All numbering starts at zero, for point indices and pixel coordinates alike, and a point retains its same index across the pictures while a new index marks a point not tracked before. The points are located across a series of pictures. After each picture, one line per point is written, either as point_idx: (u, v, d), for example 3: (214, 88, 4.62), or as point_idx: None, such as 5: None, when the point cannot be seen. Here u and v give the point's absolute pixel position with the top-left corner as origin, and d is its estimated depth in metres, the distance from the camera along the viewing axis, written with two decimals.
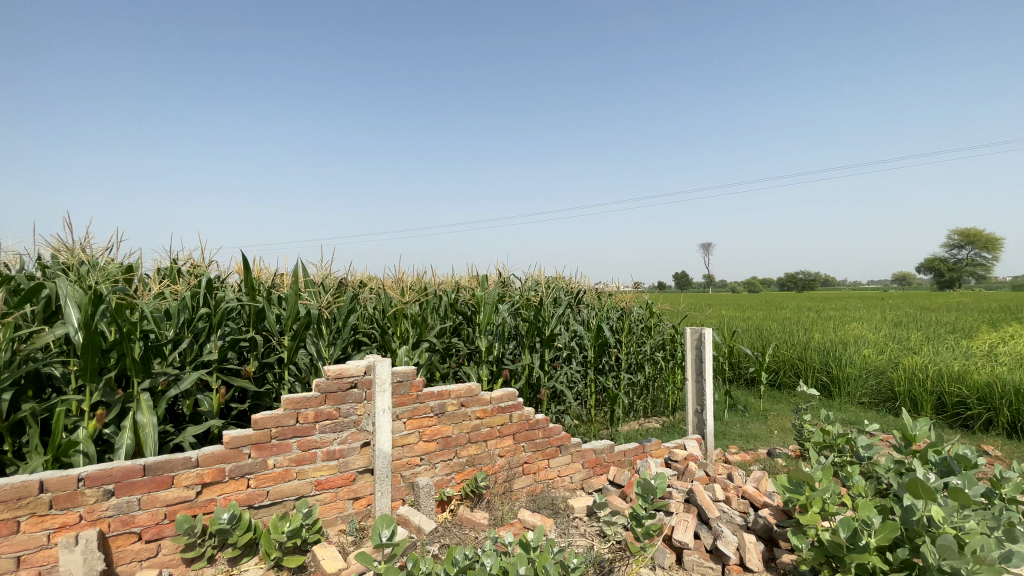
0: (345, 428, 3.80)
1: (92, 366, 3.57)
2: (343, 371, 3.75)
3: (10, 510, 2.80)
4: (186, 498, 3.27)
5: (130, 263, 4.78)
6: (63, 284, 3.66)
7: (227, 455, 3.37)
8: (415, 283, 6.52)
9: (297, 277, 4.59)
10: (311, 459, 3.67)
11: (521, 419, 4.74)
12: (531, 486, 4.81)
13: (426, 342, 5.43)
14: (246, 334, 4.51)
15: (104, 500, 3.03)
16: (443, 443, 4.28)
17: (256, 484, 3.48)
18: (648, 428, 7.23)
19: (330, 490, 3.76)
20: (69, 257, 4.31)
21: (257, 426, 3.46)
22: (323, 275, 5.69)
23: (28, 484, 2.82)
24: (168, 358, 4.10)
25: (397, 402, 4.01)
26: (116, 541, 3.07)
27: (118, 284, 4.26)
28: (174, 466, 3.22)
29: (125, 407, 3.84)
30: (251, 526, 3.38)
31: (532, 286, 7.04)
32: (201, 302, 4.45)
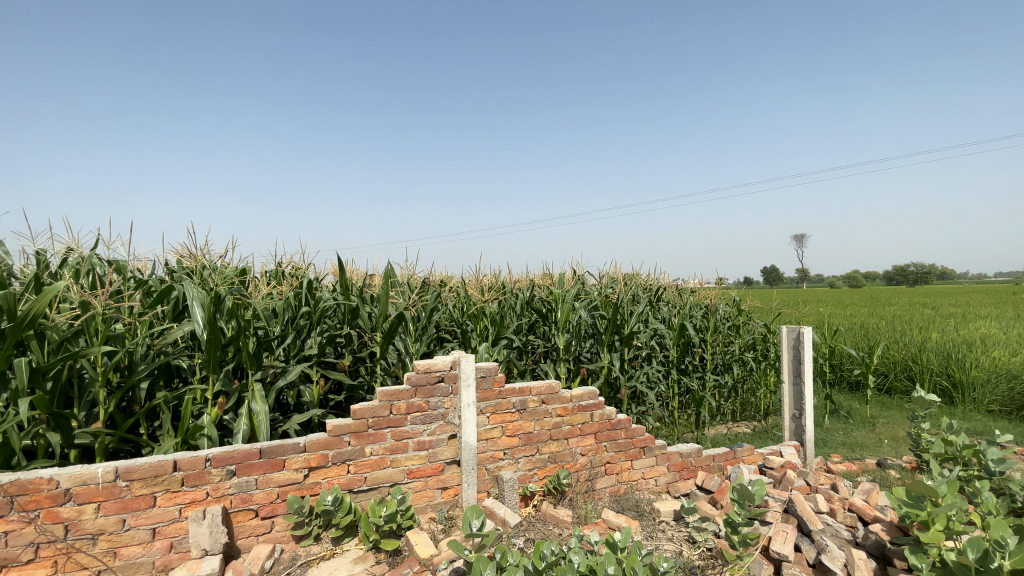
0: (434, 420, 3.94)
1: (214, 359, 3.99)
2: (431, 366, 3.89)
3: (149, 485, 3.20)
4: (295, 480, 3.55)
5: (242, 266, 5.28)
6: (189, 286, 4.10)
7: (330, 442, 3.63)
8: (493, 282, 6.65)
9: (386, 278, 4.85)
10: (404, 448, 3.85)
11: (603, 419, 4.66)
12: (614, 487, 4.72)
13: (505, 339, 5.51)
14: (341, 331, 4.84)
15: (226, 480, 3.37)
16: (525, 439, 4.31)
17: (355, 470, 3.72)
18: (737, 432, 6.84)
19: (421, 479, 3.92)
20: (193, 262, 4.84)
21: (355, 415, 3.70)
22: (407, 275, 5.95)
23: (164, 463, 3.20)
24: (275, 353, 4.49)
25: (481, 397, 4.10)
26: (236, 516, 3.41)
27: (233, 286, 4.73)
28: (285, 450, 3.51)
29: (241, 396, 4.26)
30: (350, 509, 3.61)
31: (610, 283, 6.92)
32: (303, 301, 4.83)
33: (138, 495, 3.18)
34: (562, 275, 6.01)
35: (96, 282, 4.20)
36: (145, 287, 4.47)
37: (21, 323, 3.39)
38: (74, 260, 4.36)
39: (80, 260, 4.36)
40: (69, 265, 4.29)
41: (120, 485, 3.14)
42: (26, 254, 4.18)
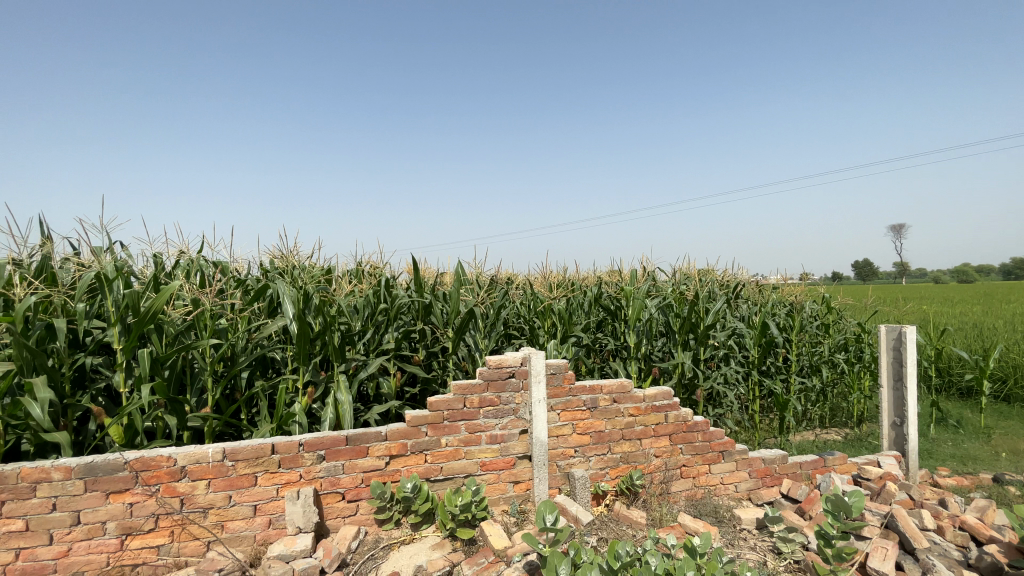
0: (506, 415, 4.01)
1: (304, 352, 4.31)
2: (502, 362, 3.95)
3: (251, 465, 3.51)
4: (377, 467, 3.75)
5: (326, 266, 5.65)
6: (282, 285, 4.45)
7: (409, 432, 3.80)
8: (561, 280, 6.62)
9: (458, 276, 4.98)
10: (477, 441, 3.95)
11: (678, 420, 4.51)
12: (691, 491, 4.55)
13: (573, 337, 5.47)
14: (416, 326, 5.05)
15: (317, 464, 3.62)
16: (596, 437, 4.27)
17: (432, 460, 3.86)
18: (827, 439, 6.36)
19: (494, 472, 4.01)
20: (284, 262, 5.25)
21: (431, 408, 3.85)
22: (477, 272, 6.07)
23: (263, 446, 3.51)
24: (357, 347, 4.76)
25: (551, 394, 4.11)
26: (326, 498, 3.66)
27: (320, 284, 5.08)
28: (368, 438, 3.72)
29: (327, 387, 4.56)
30: (428, 497, 3.76)
31: (682, 280, 6.66)
32: (381, 298, 5.09)
33: (241, 474, 3.50)
34: (634, 272, 5.86)
35: (203, 282, 4.66)
36: (243, 285, 4.90)
37: (144, 319, 3.83)
38: (185, 262, 4.85)
39: (190, 262, 4.85)
40: (181, 266, 4.78)
41: (226, 465, 3.48)
42: (147, 257, 4.71)
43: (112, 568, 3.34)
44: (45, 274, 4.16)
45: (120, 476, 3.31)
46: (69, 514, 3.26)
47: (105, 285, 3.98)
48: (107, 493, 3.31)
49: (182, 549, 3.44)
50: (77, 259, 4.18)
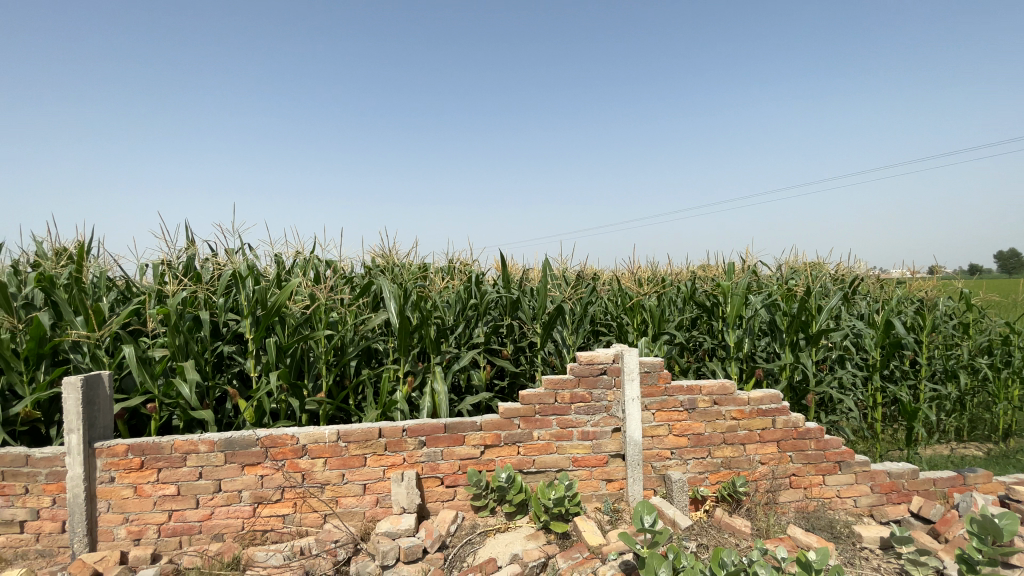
0: (598, 412, 3.97)
1: (405, 343, 4.59)
2: (594, 358, 3.92)
3: (361, 447, 3.80)
4: (473, 456, 3.90)
5: (421, 263, 5.94)
6: (384, 281, 4.77)
7: (502, 424, 3.90)
8: (652, 275, 6.40)
9: (547, 272, 5.00)
10: (569, 436, 3.96)
11: (787, 426, 4.20)
12: (802, 502, 4.23)
13: (666, 334, 5.27)
14: (505, 321, 5.17)
15: (418, 449, 3.84)
16: (695, 440, 4.10)
17: (525, 452, 3.94)
18: (966, 455, 5.59)
19: (586, 468, 3.99)
20: (385, 260, 5.61)
21: (524, 401, 3.92)
22: (563, 268, 6.05)
23: (371, 429, 3.79)
24: (450, 340, 4.97)
25: (646, 393, 4.00)
26: (427, 482, 3.87)
27: (417, 281, 5.37)
28: (464, 427, 3.88)
29: (424, 377, 4.82)
30: (522, 488, 3.85)
31: (788, 275, 6.16)
32: (472, 293, 5.27)
33: (353, 454, 3.81)
34: (733, 266, 5.50)
35: (316, 279, 5.12)
36: (349, 282, 5.29)
37: (270, 311, 4.30)
38: (300, 261, 5.34)
39: (304, 261, 5.32)
40: (297, 264, 5.26)
41: (340, 445, 3.80)
42: (270, 257, 5.22)
43: (246, 532, 3.78)
44: (190, 272, 4.77)
45: (252, 450, 3.74)
46: (212, 482, 3.74)
47: (239, 282, 4.52)
48: (241, 465, 3.75)
49: (303, 519, 3.82)
50: (215, 259, 4.75)
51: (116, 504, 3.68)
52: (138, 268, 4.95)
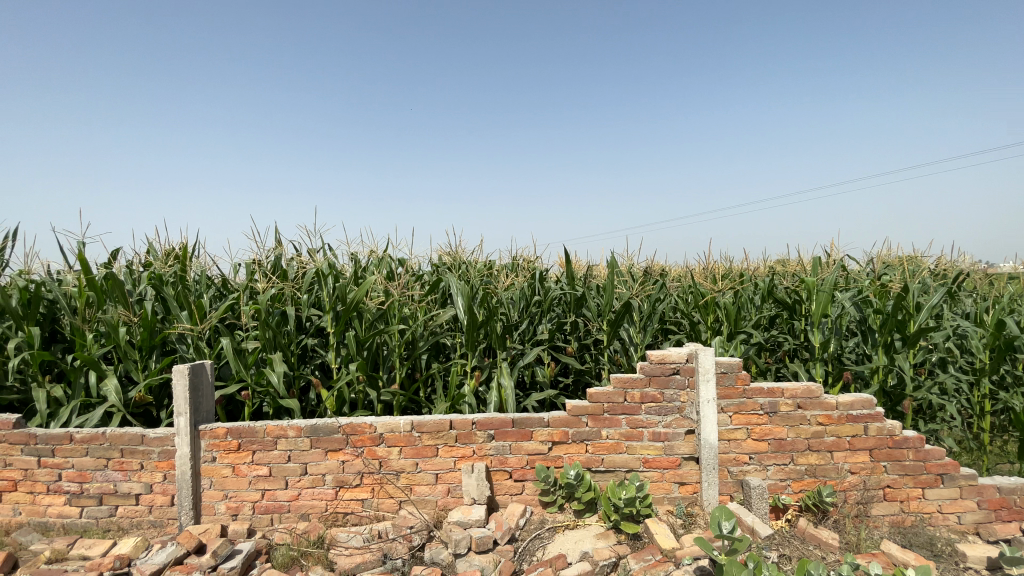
0: (670, 413, 3.87)
1: (473, 339, 4.69)
2: (666, 358, 3.81)
3: (434, 438, 3.94)
4: (541, 451, 3.92)
5: (487, 260, 6.04)
6: (453, 278, 4.90)
7: (571, 421, 3.89)
8: (725, 271, 6.11)
9: (614, 268, 4.90)
10: (639, 437, 3.88)
11: (881, 433, 3.88)
12: (897, 516, 3.90)
13: (742, 333, 5.02)
14: (569, 318, 5.13)
15: (487, 442, 3.92)
16: (776, 445, 3.89)
17: (593, 450, 3.91)
18: None
19: (658, 470, 3.91)
20: (453, 258, 5.76)
21: (592, 399, 3.88)
22: (630, 264, 5.92)
23: (443, 421, 3.91)
24: (514, 336, 5.03)
25: (722, 394, 3.84)
26: (496, 475, 3.94)
27: (485, 278, 5.47)
28: (532, 423, 3.91)
29: (491, 372, 4.90)
30: (591, 487, 3.83)
31: (880, 270, 5.67)
32: (537, 290, 5.29)
33: (426, 444, 3.95)
34: (818, 261, 5.14)
35: (389, 277, 5.35)
36: (420, 279, 5.49)
37: (349, 307, 4.55)
38: (374, 259, 5.60)
39: (377, 260, 5.58)
40: (372, 263, 5.53)
41: (414, 435, 3.96)
42: (347, 256, 5.52)
43: (329, 513, 4.04)
44: (277, 271, 5.14)
45: (335, 437, 3.99)
46: (299, 465, 4.02)
47: (321, 279, 4.83)
48: (325, 451, 4.00)
49: (380, 504, 4.02)
50: (299, 258, 5.09)
51: (217, 481, 4.04)
52: (231, 267, 5.39)
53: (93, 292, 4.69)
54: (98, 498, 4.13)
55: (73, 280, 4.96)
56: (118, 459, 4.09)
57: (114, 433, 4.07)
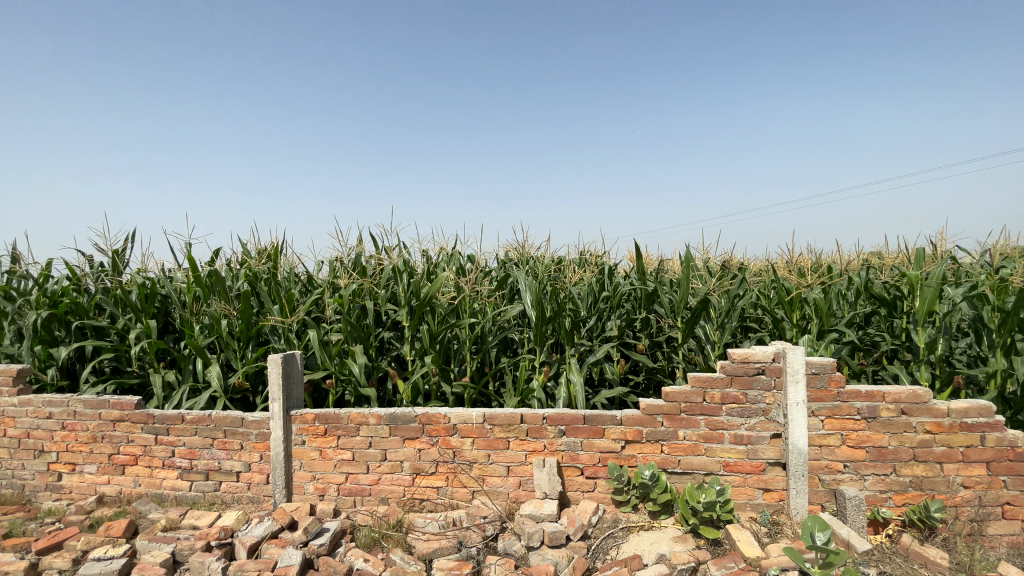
0: (754, 415, 3.66)
1: (541, 334, 4.68)
2: (749, 357, 3.61)
3: (505, 431, 3.99)
4: (613, 449, 3.85)
5: (555, 256, 6.01)
6: (521, 274, 4.92)
7: (645, 420, 3.79)
8: (811, 266, 5.68)
9: (690, 262, 4.66)
10: (719, 439, 3.71)
11: (1002, 445, 3.46)
12: (1017, 536, 3.49)
13: (833, 332, 4.64)
14: (640, 314, 4.97)
15: (558, 437, 3.91)
16: (875, 454, 3.57)
17: (669, 451, 3.78)
18: None
19: (740, 474, 3.72)
20: (520, 253, 5.78)
21: (668, 398, 3.76)
22: (706, 257, 5.65)
23: (514, 415, 3.94)
24: (582, 332, 4.94)
25: (813, 397, 3.58)
26: (567, 470, 3.92)
27: (553, 274, 5.44)
28: (605, 421, 3.85)
29: (559, 368, 4.87)
30: (667, 487, 3.71)
31: (997, 263, 5.05)
32: (606, 285, 5.19)
33: (497, 437, 4.01)
34: (923, 252, 4.64)
35: (459, 272, 5.47)
36: (489, 275, 5.57)
37: (423, 301, 4.71)
38: (445, 256, 5.75)
39: (447, 256, 5.72)
40: (443, 259, 5.68)
41: (486, 427, 4.03)
42: (420, 253, 5.71)
43: (407, 498, 4.21)
44: (356, 267, 5.41)
45: (411, 426, 4.14)
46: (379, 451, 4.22)
47: (397, 276, 5.04)
48: (403, 439, 4.17)
49: (454, 493, 4.14)
50: (376, 255, 5.34)
51: (306, 463, 4.33)
52: (316, 264, 5.74)
53: (199, 288, 5.18)
54: (204, 474, 4.57)
55: (182, 276, 5.50)
56: (222, 439, 4.50)
57: (218, 415, 4.48)
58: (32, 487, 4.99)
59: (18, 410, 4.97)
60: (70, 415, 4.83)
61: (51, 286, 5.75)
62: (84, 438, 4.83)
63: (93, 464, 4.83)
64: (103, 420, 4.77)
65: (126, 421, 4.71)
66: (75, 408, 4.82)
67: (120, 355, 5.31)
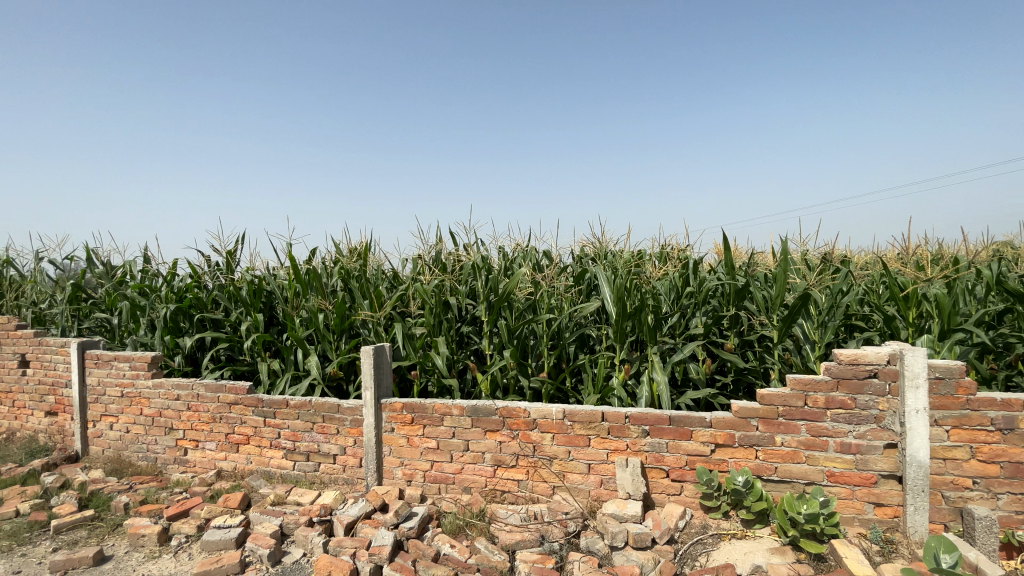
0: (864, 422, 3.35)
1: (622, 330, 4.56)
2: (860, 358, 3.30)
3: (587, 428, 3.95)
4: (702, 452, 3.69)
5: (635, 250, 5.84)
6: (601, 269, 4.83)
7: (738, 423, 3.59)
8: (929, 258, 5.07)
9: (787, 255, 4.33)
10: (823, 447, 3.43)
11: None
12: None
13: (959, 332, 4.11)
14: (728, 311, 4.69)
15: (642, 437, 3.81)
16: (1012, 471, 3.16)
17: (765, 457, 3.56)
18: None
19: (847, 486, 3.42)
20: (598, 248, 5.68)
21: (764, 401, 3.53)
22: (803, 249, 5.23)
23: (596, 412, 3.89)
24: (664, 330, 4.75)
25: (936, 404, 3.22)
26: (652, 472, 3.81)
27: (634, 269, 5.27)
28: (692, 422, 3.69)
29: (640, 366, 4.72)
30: (762, 496, 3.50)
31: None
32: (690, 280, 4.96)
33: (578, 434, 3.98)
34: None
35: (536, 268, 5.49)
36: (566, 271, 5.54)
37: (502, 296, 4.77)
38: (522, 251, 5.80)
39: (523, 252, 5.75)
40: (520, 255, 5.73)
41: (566, 423, 4.02)
42: (498, 249, 5.80)
43: (489, 489, 4.30)
44: (438, 264, 5.61)
45: (493, 419, 4.23)
46: (462, 441, 4.34)
47: (477, 272, 5.17)
48: (485, 431, 4.27)
49: (535, 487, 4.16)
50: (457, 252, 5.50)
51: (395, 449, 4.57)
52: (400, 261, 6.01)
53: (299, 284, 5.62)
54: (305, 455, 4.96)
55: (284, 274, 6.00)
56: (321, 424, 4.86)
57: (318, 402, 4.84)
58: (163, 460, 5.68)
59: (153, 392, 5.67)
60: (194, 397, 5.44)
61: (177, 283, 6.50)
62: (205, 418, 5.42)
63: (213, 442, 5.41)
64: (221, 402, 5.32)
65: (240, 404, 5.22)
66: (198, 391, 5.42)
67: (233, 344, 5.90)
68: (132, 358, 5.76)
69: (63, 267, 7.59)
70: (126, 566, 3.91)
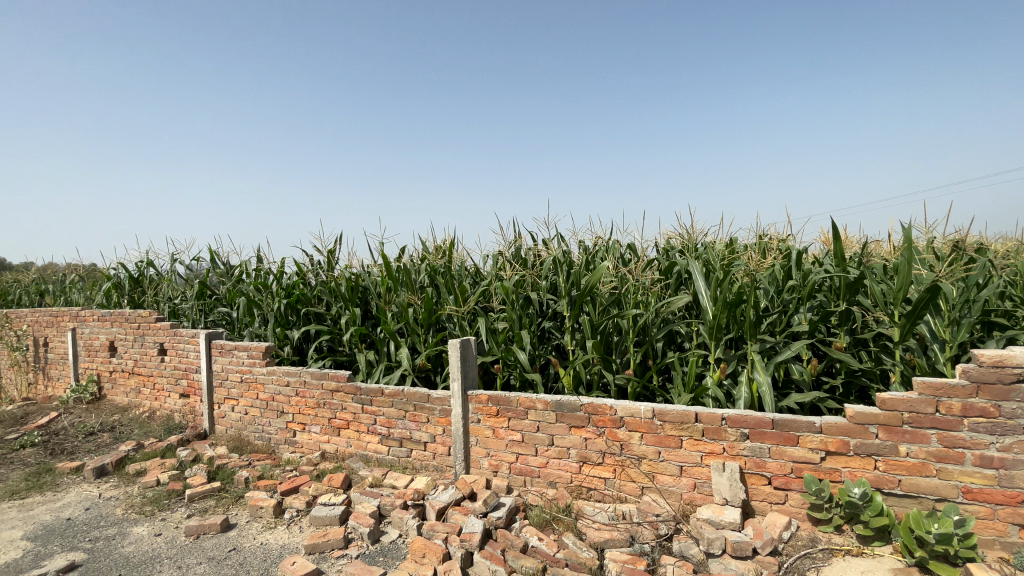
0: (1011, 433, 2.91)
1: (716, 326, 4.32)
2: (1005, 360, 2.87)
3: (678, 429, 3.80)
4: (810, 460, 3.41)
5: (726, 240, 5.50)
6: (692, 262, 4.59)
7: (853, 429, 3.27)
8: None
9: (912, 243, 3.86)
10: (958, 460, 3.03)
11: None
12: None
13: None
14: (838, 307, 4.28)
15: (740, 441, 3.59)
16: None
17: (886, 468, 3.22)
18: None
19: (987, 504, 3.00)
20: (686, 240, 5.43)
21: (884, 406, 3.19)
22: (929, 237, 4.64)
23: (688, 413, 3.73)
24: (763, 327, 4.43)
25: None
26: (751, 478, 3.58)
27: (728, 262, 4.97)
28: (799, 427, 3.41)
29: (737, 366, 4.45)
30: (882, 511, 3.18)
31: None
32: (791, 274, 4.59)
33: (669, 434, 3.84)
34: None
35: (619, 262, 5.36)
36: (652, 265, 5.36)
37: (587, 291, 4.71)
38: (604, 245, 5.69)
39: (605, 246, 5.65)
40: (602, 249, 5.63)
41: (655, 423, 3.89)
42: (579, 244, 5.74)
43: (575, 485, 4.28)
44: (519, 260, 5.67)
45: (578, 414, 4.20)
46: (547, 436, 4.36)
47: (559, 267, 5.15)
48: (570, 426, 4.25)
49: (623, 486, 4.07)
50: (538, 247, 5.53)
51: (481, 440, 4.69)
52: (483, 257, 6.16)
53: (391, 280, 5.94)
54: (399, 441, 5.25)
55: (377, 271, 6.38)
56: (412, 412, 5.11)
57: (410, 391, 5.10)
58: (275, 441, 6.28)
59: (266, 378, 6.28)
60: (301, 383, 5.95)
61: (285, 280, 7.13)
62: (311, 403, 5.91)
63: (317, 425, 5.89)
64: (324, 389, 5.77)
65: (340, 392, 5.64)
66: (305, 378, 5.92)
67: (334, 336, 6.39)
68: (250, 348, 6.42)
69: (191, 268, 8.62)
70: (247, 533, 4.37)
